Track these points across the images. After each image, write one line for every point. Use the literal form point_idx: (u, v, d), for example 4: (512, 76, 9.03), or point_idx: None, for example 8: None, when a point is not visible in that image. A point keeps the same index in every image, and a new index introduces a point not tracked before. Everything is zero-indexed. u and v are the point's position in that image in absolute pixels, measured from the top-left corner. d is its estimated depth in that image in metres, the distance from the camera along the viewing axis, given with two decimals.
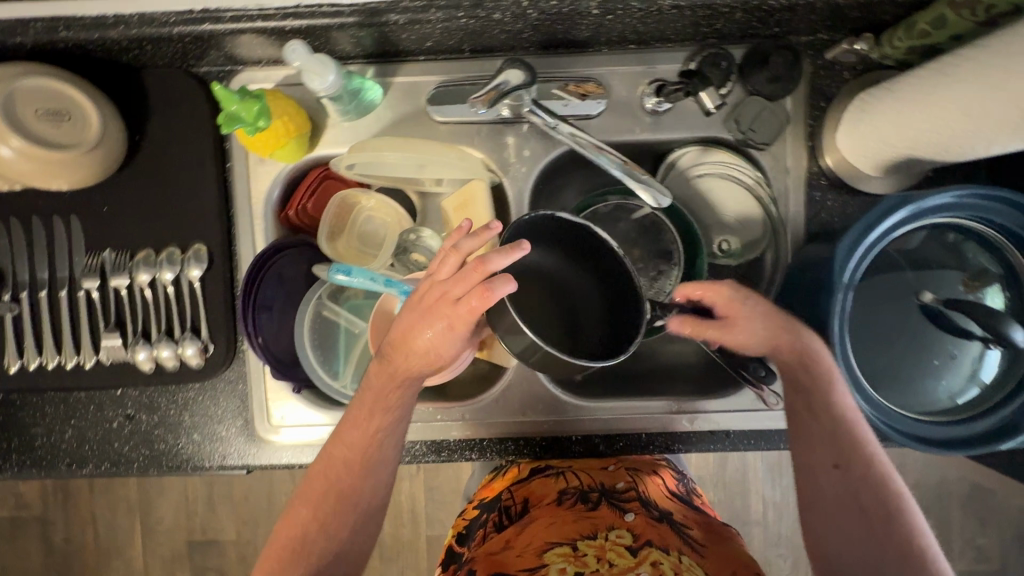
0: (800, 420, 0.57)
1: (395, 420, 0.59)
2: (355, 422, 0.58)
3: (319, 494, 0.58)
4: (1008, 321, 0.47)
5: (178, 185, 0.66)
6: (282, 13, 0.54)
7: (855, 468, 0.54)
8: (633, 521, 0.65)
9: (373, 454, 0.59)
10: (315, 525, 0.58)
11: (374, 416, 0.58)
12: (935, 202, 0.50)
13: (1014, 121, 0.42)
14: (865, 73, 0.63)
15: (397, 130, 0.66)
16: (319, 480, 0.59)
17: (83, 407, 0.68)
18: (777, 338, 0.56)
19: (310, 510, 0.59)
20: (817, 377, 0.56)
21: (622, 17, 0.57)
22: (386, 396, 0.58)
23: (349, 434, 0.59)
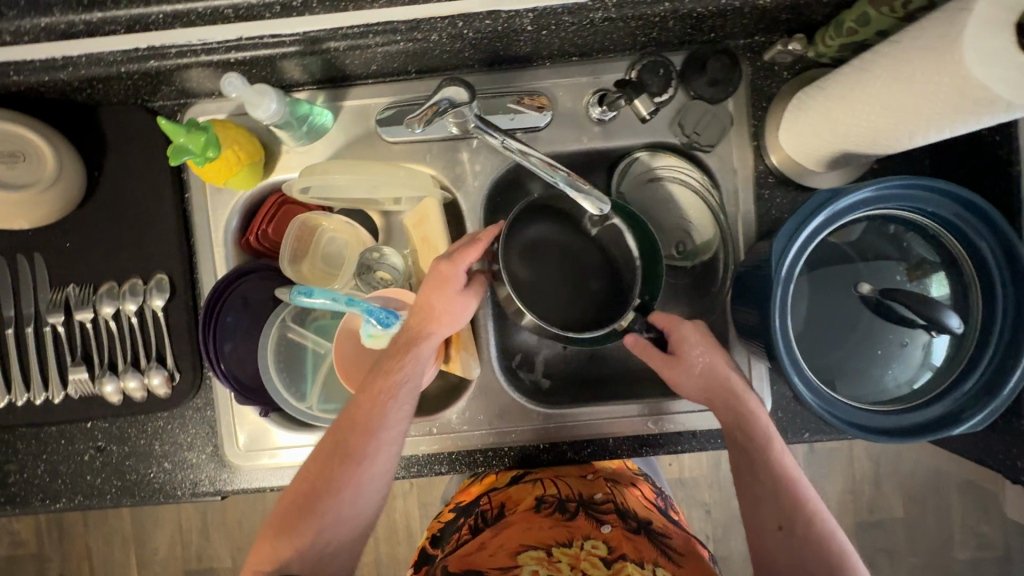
0: (744, 482, 0.59)
1: (402, 396, 0.59)
2: (363, 398, 0.59)
3: (317, 475, 0.58)
4: (944, 308, 0.47)
5: (138, 218, 0.67)
6: (224, 46, 0.55)
7: (798, 530, 0.56)
8: (609, 532, 0.64)
9: (377, 432, 0.58)
10: (311, 502, 0.57)
11: (382, 392, 0.59)
12: (866, 197, 0.51)
13: (927, 113, 0.43)
14: (804, 72, 0.64)
15: (350, 152, 0.67)
16: (320, 460, 0.59)
17: (54, 441, 0.69)
18: (715, 391, 0.60)
19: (308, 487, 0.58)
20: (756, 441, 0.59)
21: (558, 31, 0.58)
22: (399, 361, 0.59)
23: (357, 411, 0.59)
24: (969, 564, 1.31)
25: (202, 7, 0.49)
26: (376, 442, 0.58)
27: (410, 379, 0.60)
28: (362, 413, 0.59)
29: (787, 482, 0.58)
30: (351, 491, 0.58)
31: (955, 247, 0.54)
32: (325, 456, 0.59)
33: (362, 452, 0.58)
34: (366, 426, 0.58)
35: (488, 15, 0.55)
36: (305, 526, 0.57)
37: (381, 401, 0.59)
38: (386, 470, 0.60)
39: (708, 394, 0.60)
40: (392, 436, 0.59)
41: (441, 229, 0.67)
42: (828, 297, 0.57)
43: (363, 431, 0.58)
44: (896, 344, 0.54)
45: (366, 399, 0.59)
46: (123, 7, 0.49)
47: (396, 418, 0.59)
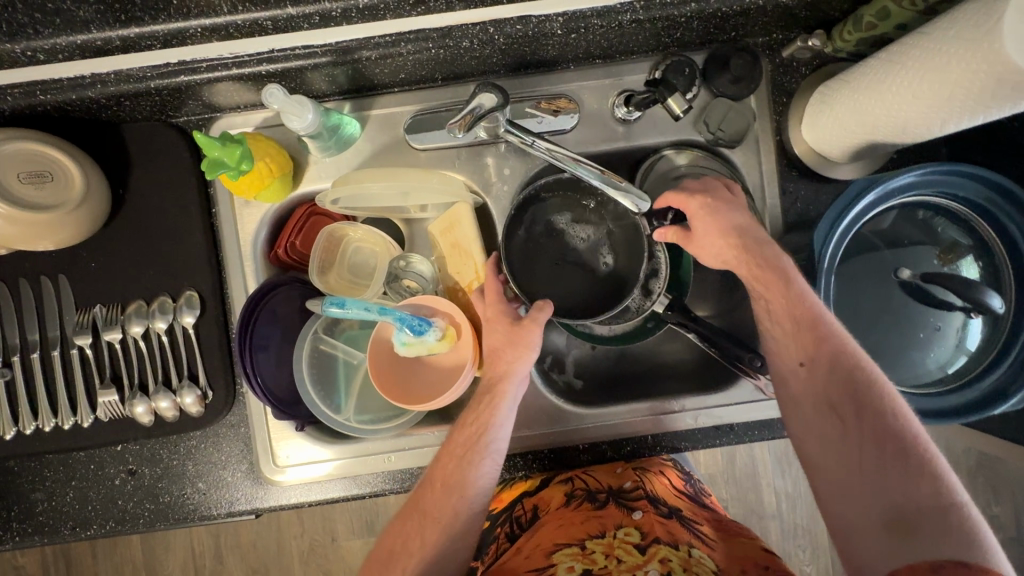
0: (767, 323, 0.58)
1: (489, 446, 0.60)
2: (449, 451, 0.61)
3: (407, 529, 0.60)
4: (985, 290, 0.49)
5: (165, 234, 0.66)
6: (256, 58, 0.54)
7: (820, 362, 0.53)
8: (641, 518, 0.64)
9: (466, 487, 0.59)
10: (401, 553, 0.59)
11: (469, 445, 0.60)
12: (913, 180, 0.53)
13: (964, 103, 0.45)
14: (822, 67, 0.66)
15: (378, 161, 0.67)
16: (414, 510, 0.60)
17: (83, 467, 0.67)
18: (732, 253, 0.58)
19: (400, 537, 0.61)
20: (776, 282, 0.56)
21: (586, 34, 0.59)
22: (477, 417, 0.61)
23: (447, 462, 0.60)
24: None
25: (241, 19, 0.49)
26: (468, 493, 0.59)
27: (497, 430, 0.61)
28: (451, 465, 0.60)
29: (813, 318, 0.55)
30: (446, 542, 0.58)
31: (985, 231, 0.55)
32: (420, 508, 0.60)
33: (446, 507, 0.59)
34: (457, 479, 0.59)
35: (519, 21, 0.55)
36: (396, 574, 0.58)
37: (468, 457, 0.60)
38: (478, 520, 0.60)
39: (728, 264, 0.59)
40: (482, 487, 0.60)
41: (475, 235, 0.67)
42: (865, 285, 0.57)
43: (454, 481, 0.59)
44: (932, 327, 0.55)
45: (454, 451, 0.61)
46: (162, 21, 0.48)
47: (484, 468, 0.60)
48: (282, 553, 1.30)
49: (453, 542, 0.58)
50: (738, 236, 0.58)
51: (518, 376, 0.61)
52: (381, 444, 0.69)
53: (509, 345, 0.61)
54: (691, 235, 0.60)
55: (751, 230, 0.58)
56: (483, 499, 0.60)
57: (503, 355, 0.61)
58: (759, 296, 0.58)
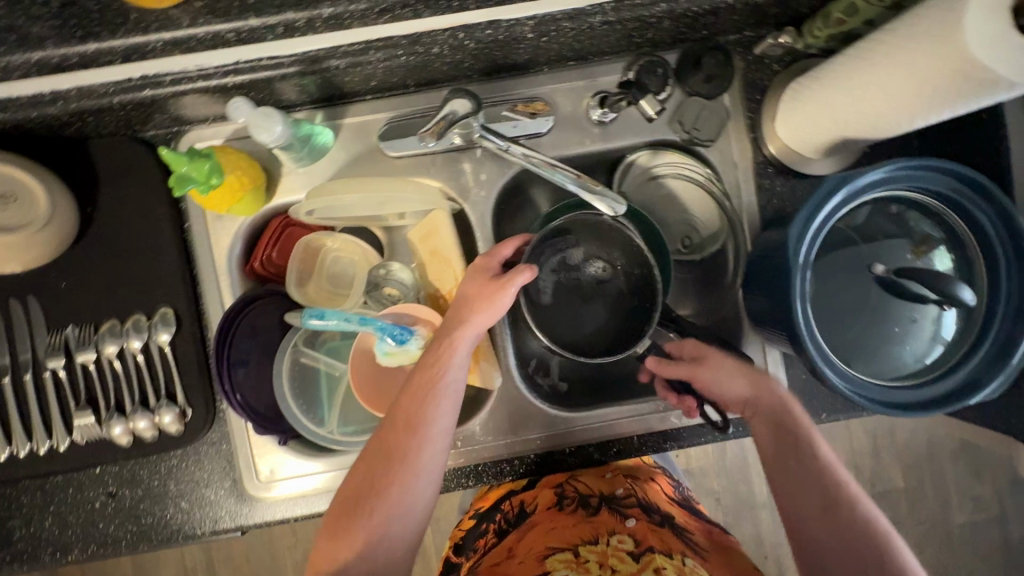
0: (778, 463, 0.58)
1: (445, 395, 0.58)
2: (409, 393, 0.58)
3: (366, 476, 0.57)
4: (956, 282, 0.49)
5: (136, 251, 0.65)
6: (221, 71, 0.52)
7: (841, 512, 0.54)
8: (634, 526, 0.65)
9: (428, 428, 0.57)
10: (360, 504, 0.56)
11: (426, 393, 0.58)
12: (882, 176, 0.53)
13: (925, 98, 0.45)
14: (793, 63, 0.66)
15: (353, 170, 0.67)
16: (365, 465, 0.57)
17: (62, 491, 0.66)
18: (747, 386, 0.61)
19: (358, 487, 0.57)
20: (789, 421, 0.59)
21: (557, 37, 0.59)
22: (438, 356, 0.58)
23: (400, 413, 0.58)
24: (969, 528, 1.36)
25: (203, 32, 0.49)
26: (424, 445, 0.57)
27: (451, 377, 0.58)
28: (405, 417, 0.57)
29: (832, 472, 0.56)
30: (401, 495, 0.56)
31: (956, 222, 0.56)
32: (373, 462, 0.57)
33: (407, 449, 0.57)
34: (410, 431, 0.57)
35: (488, 26, 0.55)
36: (358, 526, 0.55)
37: (428, 398, 0.57)
38: (435, 472, 0.58)
39: (744, 395, 0.61)
40: (438, 434, 0.57)
41: (454, 242, 0.67)
42: (841, 282, 0.58)
43: (408, 431, 0.57)
44: (907, 321, 0.56)
45: (410, 401, 0.58)
46: (120, 36, 0.48)
47: (438, 416, 0.57)
48: (274, 566, 1.29)
49: (409, 495, 0.56)
50: (757, 374, 0.61)
51: (482, 324, 0.58)
52: None
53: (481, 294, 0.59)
54: (701, 360, 0.62)
55: (764, 374, 0.61)
56: (440, 452, 0.58)
57: (468, 307, 0.59)
58: (773, 433, 0.58)
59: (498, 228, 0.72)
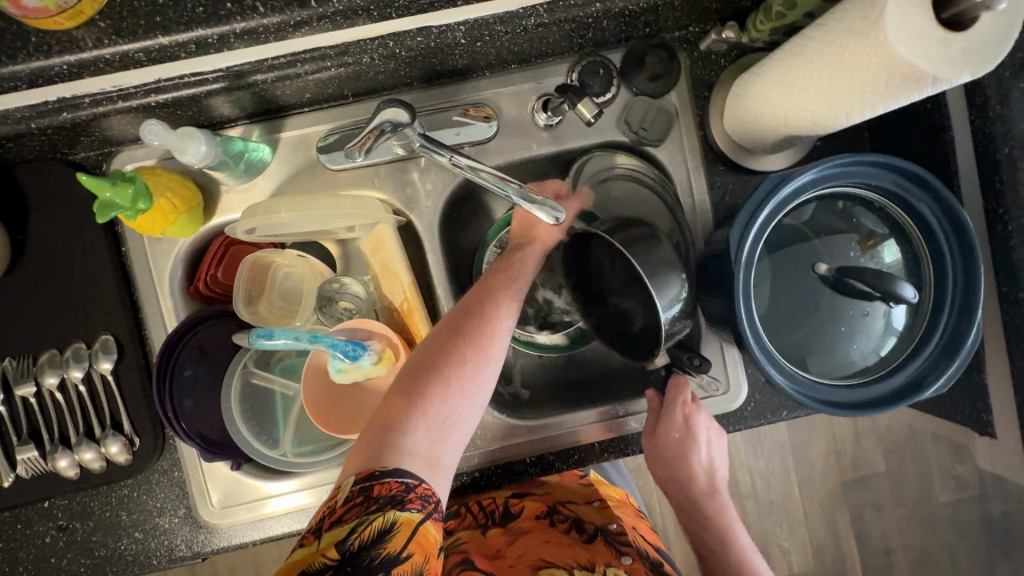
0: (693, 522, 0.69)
1: (515, 298, 0.59)
2: (483, 288, 0.59)
3: (431, 362, 0.54)
4: (896, 281, 0.48)
5: (73, 278, 0.63)
6: (143, 90, 0.51)
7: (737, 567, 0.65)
8: (630, 563, 0.61)
9: (500, 325, 0.57)
10: (422, 388, 0.53)
11: (498, 291, 0.58)
12: (810, 178, 0.52)
13: (861, 94, 0.44)
14: (740, 58, 0.65)
15: (294, 185, 0.65)
16: (432, 350, 0.55)
17: (10, 527, 0.64)
18: (675, 475, 0.67)
19: (419, 371, 0.54)
20: (699, 493, 0.68)
21: (492, 41, 0.57)
22: (513, 265, 0.61)
23: (468, 307, 0.57)
24: (950, 506, 1.37)
25: (109, 53, 0.46)
26: (497, 339, 0.56)
27: (518, 285, 0.60)
28: (477, 311, 0.57)
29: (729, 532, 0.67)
30: (466, 386, 0.54)
31: (902, 217, 0.55)
32: (439, 349, 0.55)
33: (481, 342, 0.56)
34: (480, 321, 0.56)
35: (418, 33, 0.53)
36: (418, 409, 0.52)
37: (503, 295, 0.58)
38: (496, 374, 0.57)
39: (669, 480, 0.67)
40: (506, 332, 0.58)
41: (400, 255, 0.64)
42: (790, 278, 0.57)
43: (479, 324, 0.56)
44: (856, 319, 0.55)
45: (480, 296, 0.58)
46: (22, 60, 0.45)
47: (507, 317, 0.58)
48: None
49: (473, 388, 0.55)
50: (685, 466, 0.65)
51: (547, 243, 0.63)
52: (327, 474, 0.67)
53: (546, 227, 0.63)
54: (652, 443, 0.65)
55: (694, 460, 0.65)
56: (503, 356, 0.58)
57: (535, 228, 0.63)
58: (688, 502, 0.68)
59: (449, 238, 0.71)
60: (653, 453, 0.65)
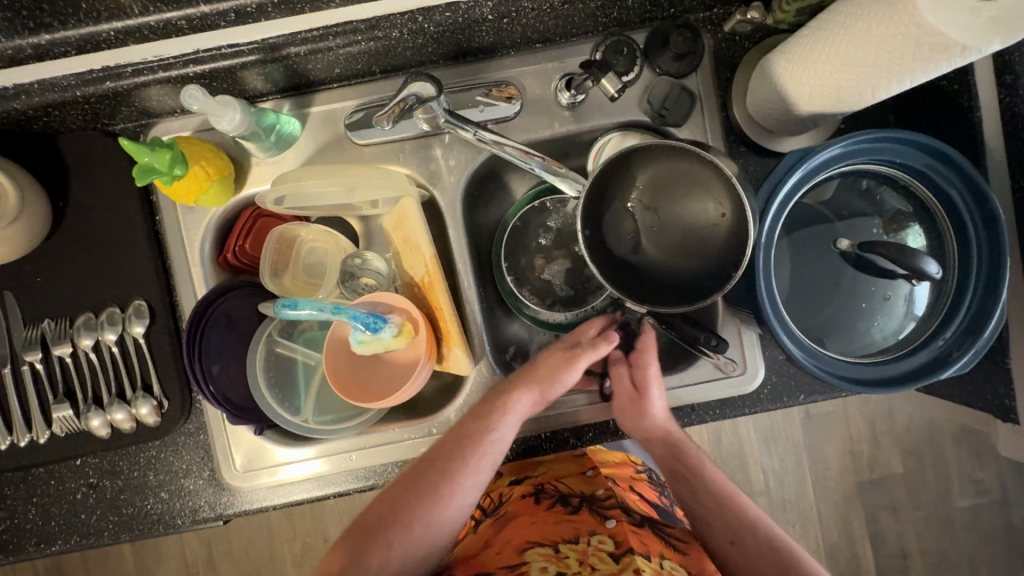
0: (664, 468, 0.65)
1: (489, 453, 0.60)
2: (453, 436, 0.60)
3: (387, 509, 0.59)
4: (921, 255, 0.48)
5: (109, 245, 0.65)
6: (182, 60, 0.52)
7: (710, 498, 0.63)
8: (614, 527, 0.64)
9: (457, 481, 0.59)
10: (375, 532, 0.58)
11: (465, 445, 0.59)
12: (834, 155, 0.52)
13: (888, 66, 0.44)
14: (764, 40, 0.65)
15: (322, 159, 0.67)
16: (392, 495, 0.59)
17: (44, 483, 0.67)
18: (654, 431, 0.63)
19: (376, 516, 0.59)
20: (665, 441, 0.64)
21: (519, 18, 0.58)
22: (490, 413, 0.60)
23: (439, 456, 0.60)
24: (971, 512, 1.34)
25: (154, 20, 0.48)
26: (451, 495, 0.59)
27: (495, 438, 0.60)
28: (441, 468, 0.59)
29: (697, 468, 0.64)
30: (421, 536, 0.58)
31: (926, 195, 0.55)
32: (394, 501, 0.59)
33: (435, 496, 0.58)
34: (447, 476, 0.59)
35: (448, 8, 0.54)
36: (367, 554, 0.57)
37: (470, 448, 0.59)
38: (450, 525, 0.60)
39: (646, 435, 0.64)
40: (466, 489, 0.59)
41: (421, 228, 0.65)
42: (809, 257, 0.58)
43: (439, 482, 0.58)
44: (879, 297, 0.55)
45: (449, 448, 0.60)
46: (72, 26, 0.48)
47: (477, 471, 0.60)
48: (273, 557, 1.30)
49: (422, 540, 0.58)
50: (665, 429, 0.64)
51: (546, 391, 0.61)
52: (347, 442, 0.68)
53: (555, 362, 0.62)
54: (642, 399, 0.63)
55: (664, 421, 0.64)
56: (467, 504, 0.60)
57: (546, 366, 0.62)
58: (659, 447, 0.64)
59: (470, 215, 0.72)
60: (624, 425, 0.65)
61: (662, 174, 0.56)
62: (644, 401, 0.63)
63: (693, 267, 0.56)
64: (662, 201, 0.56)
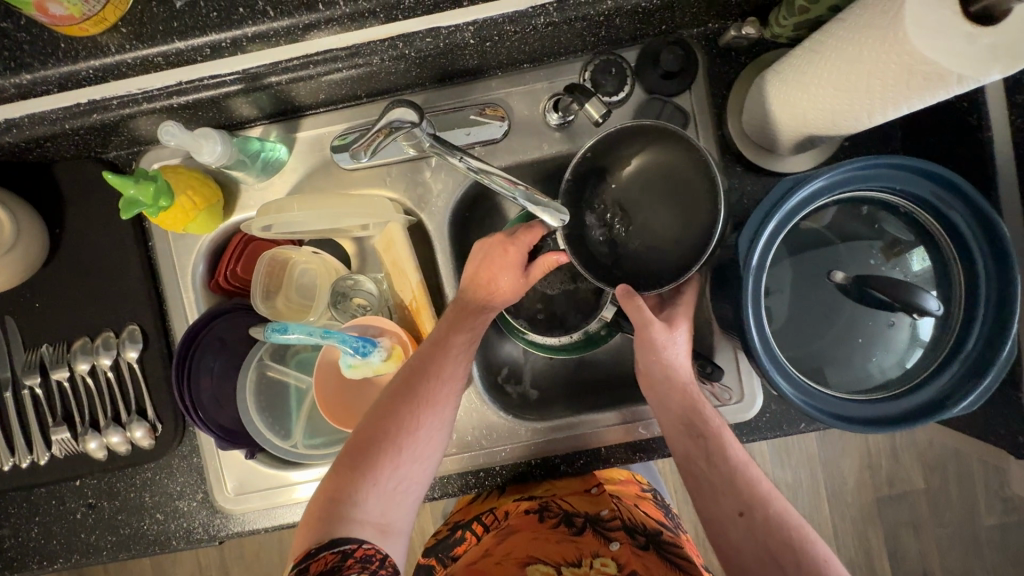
0: (655, 379, 0.59)
1: (461, 362, 0.59)
2: (430, 344, 0.59)
3: (380, 423, 0.56)
4: (919, 291, 0.46)
5: (103, 271, 0.66)
6: (165, 92, 0.52)
7: (697, 415, 0.57)
8: (617, 549, 0.66)
9: (445, 382, 0.58)
10: (375, 452, 0.55)
11: (444, 349, 0.59)
12: (825, 183, 0.49)
13: (881, 94, 0.42)
14: (762, 55, 0.62)
15: (310, 184, 0.67)
16: (383, 413, 0.57)
17: (46, 502, 0.69)
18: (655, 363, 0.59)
19: (369, 437, 0.55)
20: (665, 366, 0.58)
21: (502, 40, 0.57)
22: (462, 322, 0.60)
23: (412, 376, 0.58)
24: (998, 531, 1.28)
25: (130, 58, 0.48)
26: (440, 400, 0.58)
27: (469, 339, 0.60)
28: (428, 375, 0.58)
29: (684, 380, 0.58)
30: (419, 449, 0.56)
31: (929, 223, 0.52)
32: (387, 414, 0.56)
33: (427, 402, 0.57)
34: (428, 393, 0.57)
35: (428, 34, 0.53)
36: (369, 474, 0.54)
37: (448, 352, 0.59)
38: (443, 435, 0.58)
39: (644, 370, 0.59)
40: (452, 392, 0.59)
41: (408, 254, 0.65)
42: (805, 286, 0.55)
43: (428, 389, 0.57)
44: (877, 331, 0.52)
45: (429, 357, 0.59)
46: (52, 65, 0.48)
47: (451, 381, 0.59)
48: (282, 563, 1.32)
49: (421, 451, 0.56)
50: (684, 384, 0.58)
51: (507, 296, 0.62)
52: None
53: (508, 285, 0.61)
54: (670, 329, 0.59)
55: (671, 350, 0.58)
56: (448, 417, 0.59)
57: (498, 284, 0.61)
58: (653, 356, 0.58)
59: (461, 237, 0.71)
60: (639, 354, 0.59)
61: (671, 181, 0.59)
62: (673, 335, 0.58)
63: (631, 252, 0.61)
64: (636, 195, 0.61)
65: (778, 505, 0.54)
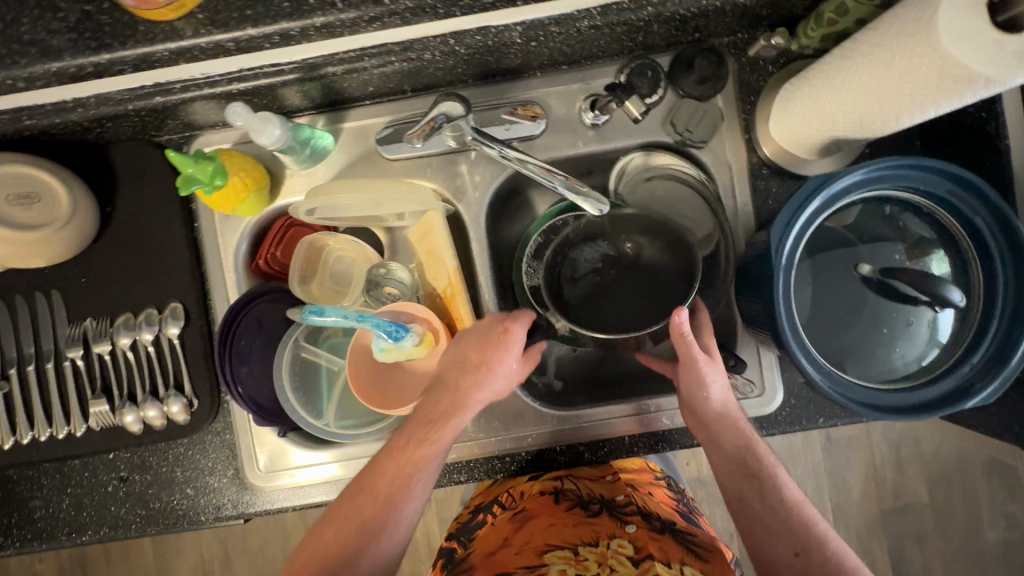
0: (703, 418, 0.60)
1: (425, 471, 0.61)
2: (390, 455, 0.61)
3: (339, 536, 0.60)
4: (944, 283, 0.49)
5: (149, 249, 0.69)
6: (226, 78, 0.56)
7: (750, 452, 0.60)
8: (634, 532, 0.65)
9: (403, 498, 0.60)
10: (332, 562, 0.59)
11: (403, 463, 0.60)
12: (856, 180, 0.52)
13: (910, 97, 0.45)
14: (788, 64, 0.66)
15: (353, 172, 0.69)
16: (339, 526, 0.60)
17: (78, 474, 0.70)
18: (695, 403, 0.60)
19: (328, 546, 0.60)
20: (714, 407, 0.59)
21: (547, 41, 0.60)
22: (424, 435, 0.61)
23: (369, 493, 0.60)
24: (1002, 546, 1.30)
25: (205, 42, 0.51)
26: (396, 515, 0.60)
27: (434, 448, 0.61)
28: (384, 492, 0.60)
29: (732, 419, 0.60)
30: (373, 561, 0.60)
31: (950, 222, 0.55)
32: (345, 527, 0.60)
33: (380, 522, 0.60)
34: (387, 517, 0.60)
35: (478, 32, 0.56)
36: None
37: (407, 466, 0.60)
38: (401, 541, 0.62)
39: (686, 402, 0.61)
40: (412, 503, 0.61)
41: (446, 241, 0.67)
42: (830, 282, 0.58)
43: (384, 506, 0.60)
44: (901, 324, 0.55)
45: (388, 472, 0.61)
46: (130, 46, 0.51)
47: (413, 493, 0.61)
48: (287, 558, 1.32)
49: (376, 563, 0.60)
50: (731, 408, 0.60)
51: (491, 392, 0.62)
52: (365, 447, 0.70)
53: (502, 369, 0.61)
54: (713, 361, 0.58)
55: (716, 386, 0.59)
56: (411, 522, 0.62)
57: (489, 368, 0.61)
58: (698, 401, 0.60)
59: (494, 229, 0.74)
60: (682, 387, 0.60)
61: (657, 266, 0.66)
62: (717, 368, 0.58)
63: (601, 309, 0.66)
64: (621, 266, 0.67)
65: (836, 545, 0.57)
